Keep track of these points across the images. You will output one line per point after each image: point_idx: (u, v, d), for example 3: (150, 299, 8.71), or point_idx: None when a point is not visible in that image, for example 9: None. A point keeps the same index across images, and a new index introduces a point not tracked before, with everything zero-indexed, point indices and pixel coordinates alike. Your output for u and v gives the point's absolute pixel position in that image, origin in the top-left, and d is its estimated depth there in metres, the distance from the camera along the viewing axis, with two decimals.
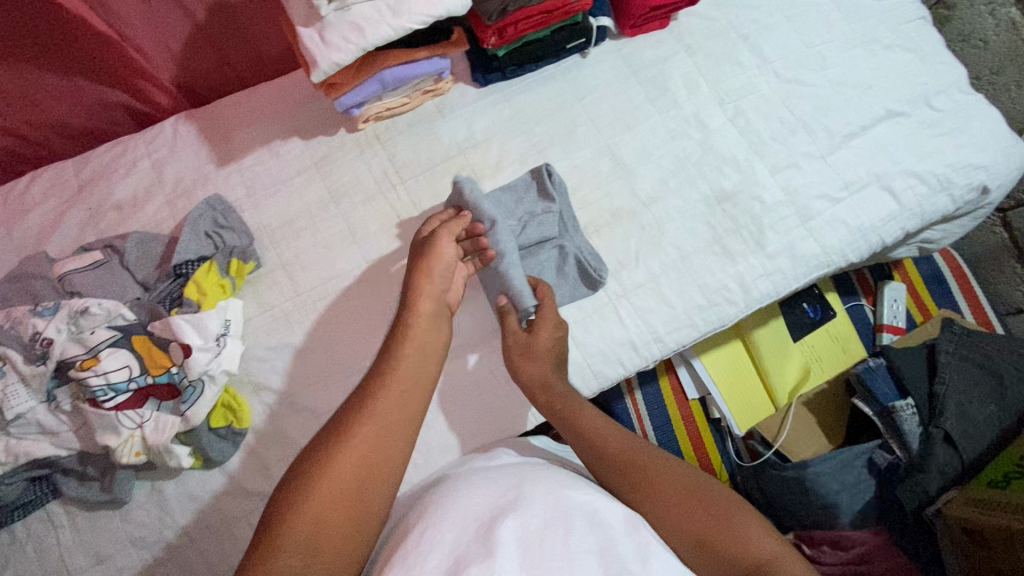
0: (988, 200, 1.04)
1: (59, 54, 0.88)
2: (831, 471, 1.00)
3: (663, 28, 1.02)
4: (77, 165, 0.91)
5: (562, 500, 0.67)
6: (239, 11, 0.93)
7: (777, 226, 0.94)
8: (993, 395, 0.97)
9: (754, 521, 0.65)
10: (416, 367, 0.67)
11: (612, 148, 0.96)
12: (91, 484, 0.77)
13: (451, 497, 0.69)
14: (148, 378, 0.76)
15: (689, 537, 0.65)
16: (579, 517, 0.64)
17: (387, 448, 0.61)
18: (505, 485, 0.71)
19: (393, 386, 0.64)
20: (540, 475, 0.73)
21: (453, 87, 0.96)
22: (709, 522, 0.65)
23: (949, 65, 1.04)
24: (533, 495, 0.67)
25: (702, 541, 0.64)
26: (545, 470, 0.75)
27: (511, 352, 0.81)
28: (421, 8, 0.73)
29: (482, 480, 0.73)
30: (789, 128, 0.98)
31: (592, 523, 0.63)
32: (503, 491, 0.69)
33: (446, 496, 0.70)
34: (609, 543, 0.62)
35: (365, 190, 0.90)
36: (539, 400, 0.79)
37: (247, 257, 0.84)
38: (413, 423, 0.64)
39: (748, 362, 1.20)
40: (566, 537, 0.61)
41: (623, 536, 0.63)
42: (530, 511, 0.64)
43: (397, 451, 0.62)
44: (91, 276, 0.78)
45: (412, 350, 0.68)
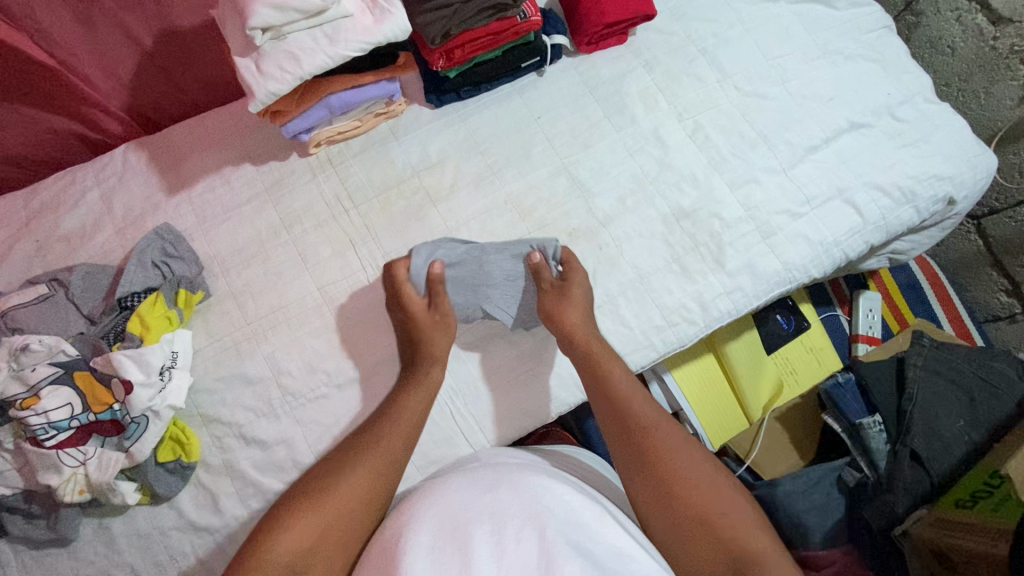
0: (954, 212, 1.03)
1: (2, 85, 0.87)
2: (800, 489, 0.98)
3: (621, 43, 1.01)
4: (27, 197, 0.90)
5: (537, 497, 0.69)
6: (187, 37, 0.92)
7: (737, 243, 0.92)
8: (963, 411, 0.96)
9: (750, 517, 0.71)
10: (408, 422, 0.76)
11: (569, 167, 0.94)
12: (38, 523, 0.76)
13: (441, 503, 0.69)
14: (90, 416, 0.75)
15: (690, 513, 0.71)
16: (554, 517, 0.67)
17: (373, 491, 0.72)
18: (482, 486, 0.71)
19: (396, 426, 0.75)
20: (515, 472, 0.73)
21: (406, 109, 0.95)
22: (710, 502, 0.71)
23: (913, 75, 1.02)
24: (511, 494, 0.69)
25: (703, 517, 0.70)
26: (521, 467, 0.75)
27: (545, 296, 0.83)
28: (357, 36, 0.75)
29: (464, 479, 0.73)
30: (749, 143, 0.97)
31: (567, 523, 0.66)
32: (483, 490, 0.70)
33: (431, 497, 0.71)
34: (585, 540, 0.65)
35: (316, 216, 0.89)
36: (576, 347, 0.81)
37: (194, 287, 0.83)
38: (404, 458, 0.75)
39: (721, 376, 1.18)
40: (540, 539, 0.64)
41: (598, 534, 0.67)
42: (506, 514, 0.67)
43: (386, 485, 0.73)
44: (35, 312, 0.78)
45: (417, 394, 0.77)
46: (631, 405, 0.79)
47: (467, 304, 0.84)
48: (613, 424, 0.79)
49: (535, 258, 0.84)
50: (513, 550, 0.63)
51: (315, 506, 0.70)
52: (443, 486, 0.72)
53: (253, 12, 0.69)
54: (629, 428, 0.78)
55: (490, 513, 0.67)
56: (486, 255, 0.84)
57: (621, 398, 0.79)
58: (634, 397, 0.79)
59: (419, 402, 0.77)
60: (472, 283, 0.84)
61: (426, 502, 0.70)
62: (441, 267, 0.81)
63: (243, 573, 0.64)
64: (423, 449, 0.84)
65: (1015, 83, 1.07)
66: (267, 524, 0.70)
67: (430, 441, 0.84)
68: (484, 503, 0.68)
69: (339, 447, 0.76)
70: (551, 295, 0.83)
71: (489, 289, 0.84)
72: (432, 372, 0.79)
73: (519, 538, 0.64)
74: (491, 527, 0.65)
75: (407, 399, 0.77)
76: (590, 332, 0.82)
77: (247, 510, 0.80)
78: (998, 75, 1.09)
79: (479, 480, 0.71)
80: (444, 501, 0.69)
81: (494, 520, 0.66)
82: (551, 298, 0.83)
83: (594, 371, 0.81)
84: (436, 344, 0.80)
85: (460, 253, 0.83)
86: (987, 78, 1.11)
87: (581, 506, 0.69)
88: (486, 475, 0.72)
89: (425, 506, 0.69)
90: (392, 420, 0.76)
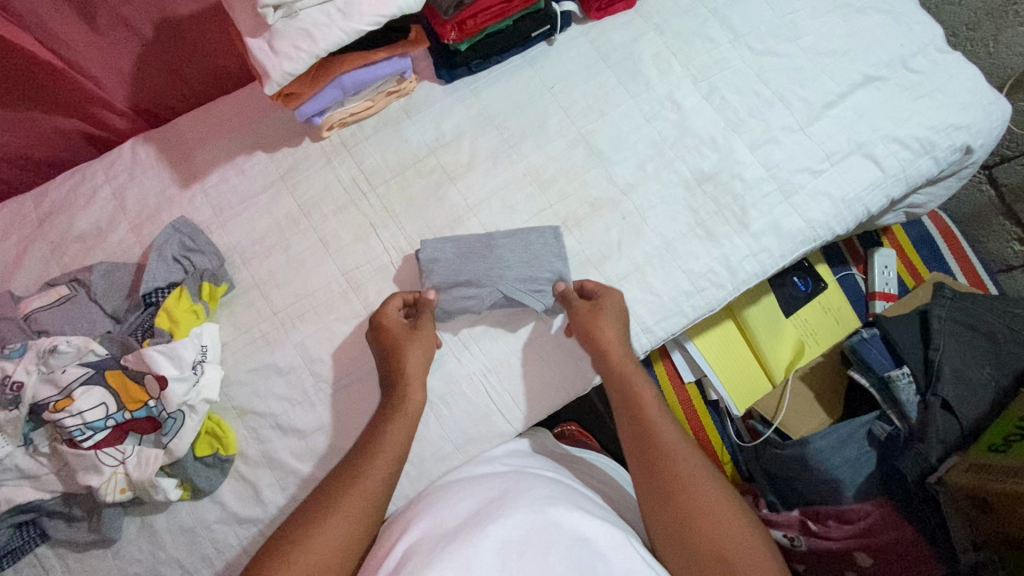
0: (971, 160, 1.02)
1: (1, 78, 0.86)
2: (832, 446, 0.99)
3: (630, 8, 0.99)
4: (36, 199, 0.89)
5: (544, 511, 0.67)
6: (187, 26, 0.90)
7: (760, 204, 0.92)
8: (989, 357, 0.97)
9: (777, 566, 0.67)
10: (392, 451, 0.73)
11: (586, 137, 0.93)
12: (80, 524, 0.75)
13: (453, 514, 0.69)
14: (126, 414, 0.74)
15: (710, 555, 0.67)
16: (561, 532, 0.64)
17: (359, 529, 0.69)
18: (491, 495, 0.71)
19: (380, 459, 0.72)
20: (529, 482, 0.74)
21: (417, 86, 0.93)
22: (734, 544, 0.67)
23: (925, 25, 1.01)
24: (517, 504, 0.68)
25: (724, 559, 0.66)
26: (532, 482, 0.73)
27: (579, 314, 0.80)
28: (372, 8, 0.73)
29: (473, 490, 0.73)
30: (765, 102, 0.95)
31: (574, 538, 0.64)
32: (489, 500, 0.70)
33: (441, 510, 0.70)
34: (589, 558, 0.62)
35: (335, 201, 0.87)
36: (607, 368, 0.78)
37: (218, 279, 0.82)
38: (387, 491, 0.71)
39: (742, 341, 1.18)
40: (546, 554, 0.61)
41: (606, 552, 0.64)
42: (511, 521, 0.65)
43: (369, 525, 0.70)
44: (58, 313, 0.77)
45: (398, 425, 0.74)
46: (658, 431, 0.75)
47: (479, 290, 0.82)
48: (636, 446, 0.75)
49: (563, 288, 0.84)
50: (514, 558, 0.60)
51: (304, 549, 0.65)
52: (455, 496, 0.72)
53: None
54: (651, 451, 0.73)
55: (497, 518, 0.65)
56: (494, 238, 0.86)
57: (646, 421, 0.75)
58: (662, 426, 0.75)
59: (401, 433, 0.74)
60: (482, 266, 0.83)
61: (434, 515, 0.69)
62: (433, 293, 0.82)
63: None
64: (461, 428, 0.84)
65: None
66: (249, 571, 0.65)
67: (467, 420, 0.84)
68: (486, 510, 0.67)
69: (318, 489, 0.71)
70: (585, 314, 0.80)
71: (502, 271, 0.83)
72: (412, 397, 0.76)
73: (523, 552, 0.61)
74: (495, 529, 0.63)
75: (392, 429, 0.74)
76: (623, 350, 0.79)
77: (289, 498, 0.79)
78: (1007, 22, 1.08)
79: (490, 489, 0.72)
80: (459, 511, 0.69)
81: (500, 526, 0.64)
82: (585, 315, 0.80)
83: (622, 390, 0.78)
84: (411, 366, 0.76)
85: (469, 245, 0.84)
86: (996, 25, 1.10)
87: (592, 520, 0.67)
88: (500, 484, 0.73)
89: (438, 518, 0.68)
90: (374, 451, 0.72)
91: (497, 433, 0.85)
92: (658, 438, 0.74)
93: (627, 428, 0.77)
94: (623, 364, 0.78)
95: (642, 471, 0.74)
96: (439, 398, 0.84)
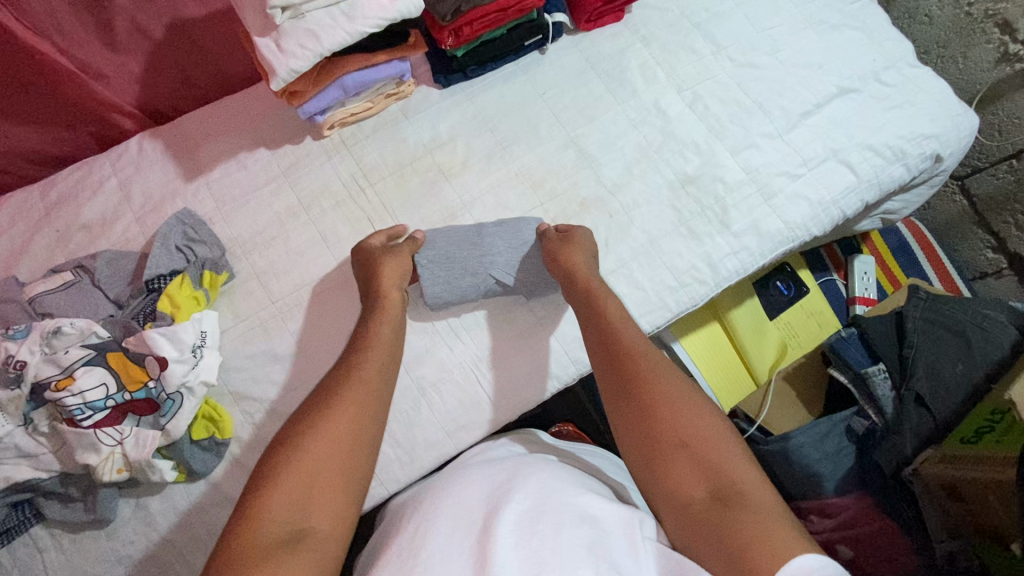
0: (942, 168, 1.08)
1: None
2: (811, 441, 1.01)
3: (618, 21, 1.05)
4: (43, 190, 0.92)
5: (552, 492, 0.68)
6: (195, 29, 0.95)
7: (741, 205, 0.96)
8: (962, 354, 1.01)
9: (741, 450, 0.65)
10: (381, 348, 0.74)
11: (576, 140, 0.97)
12: (75, 505, 0.77)
13: (466, 492, 0.71)
14: (126, 395, 0.76)
15: (670, 439, 0.66)
16: (569, 511, 0.65)
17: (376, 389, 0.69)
18: (502, 478, 0.72)
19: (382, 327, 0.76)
20: (534, 467, 0.75)
21: (415, 90, 0.98)
22: (695, 427, 0.66)
23: (895, 41, 1.07)
24: (524, 487, 0.69)
25: (685, 445, 0.65)
26: (539, 465, 0.75)
27: (548, 248, 0.85)
28: (374, 12, 0.78)
29: (484, 471, 0.76)
30: (746, 110, 1.01)
31: (582, 517, 0.65)
32: (499, 484, 0.71)
33: (450, 489, 0.72)
34: (599, 536, 0.63)
35: (334, 195, 0.91)
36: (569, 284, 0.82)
37: (219, 268, 0.85)
38: (388, 360, 0.73)
39: (727, 342, 1.22)
40: (557, 532, 0.62)
41: (615, 532, 0.65)
42: (520, 502, 0.66)
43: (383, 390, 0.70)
44: (63, 297, 0.79)
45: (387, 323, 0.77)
46: (620, 332, 0.76)
47: (473, 280, 0.86)
48: (599, 346, 0.76)
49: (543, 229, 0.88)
50: (527, 533, 0.62)
51: (317, 439, 0.62)
52: (467, 477, 0.74)
53: None
54: (613, 352, 0.74)
55: (506, 501, 0.66)
56: (485, 228, 0.89)
57: (608, 321, 0.77)
58: (623, 324, 0.77)
59: (387, 338, 0.76)
60: (476, 258, 0.87)
61: (444, 495, 0.71)
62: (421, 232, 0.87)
63: (234, 538, 0.55)
64: (452, 415, 0.86)
65: (991, 46, 1.11)
66: (255, 478, 0.61)
67: (458, 408, 0.87)
68: (497, 493, 0.69)
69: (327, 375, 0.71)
70: (554, 248, 0.85)
71: (492, 257, 0.87)
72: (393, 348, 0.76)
73: (532, 532, 0.62)
74: (507, 510, 0.64)
75: (380, 322, 0.77)
76: (590, 269, 0.83)
77: None
78: (974, 39, 1.13)
79: (501, 473, 0.74)
80: (468, 490, 0.71)
81: (509, 507, 0.65)
82: (556, 245, 0.85)
83: (587, 297, 0.80)
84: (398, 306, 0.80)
85: (460, 237, 0.88)
86: (965, 42, 1.15)
87: (596, 501, 0.67)
88: (506, 469, 0.74)
89: (448, 495, 0.71)
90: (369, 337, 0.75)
91: (487, 421, 0.88)
92: (617, 336, 0.75)
93: (590, 336, 0.78)
94: (589, 283, 0.81)
95: (604, 376, 0.75)
96: (432, 386, 0.86)
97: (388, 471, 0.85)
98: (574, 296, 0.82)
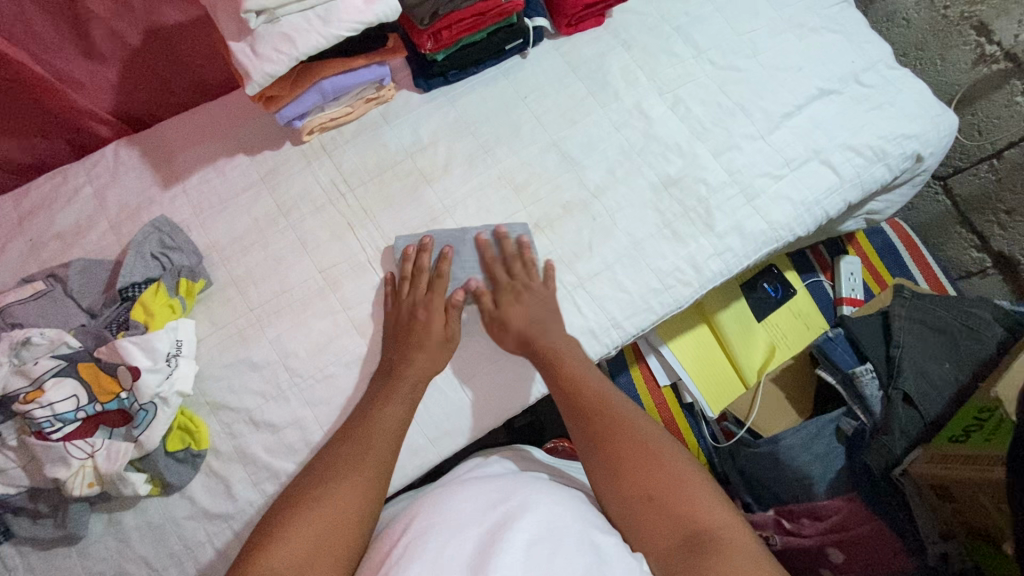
0: (924, 168, 1.08)
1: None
2: (802, 443, 1.01)
3: (599, 25, 1.05)
4: (16, 199, 0.90)
5: (551, 515, 0.67)
6: (174, 36, 0.93)
7: (724, 207, 0.96)
8: (948, 353, 1.01)
9: (706, 494, 0.69)
10: (401, 396, 0.78)
11: (558, 143, 0.97)
12: (45, 522, 0.74)
13: (458, 510, 0.69)
14: (97, 406, 0.74)
15: (637, 493, 0.69)
16: (569, 538, 0.64)
17: (390, 441, 0.75)
18: (498, 495, 0.71)
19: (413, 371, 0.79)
20: (531, 485, 0.74)
21: (396, 95, 0.97)
22: (659, 478, 0.69)
23: (874, 44, 1.08)
24: (524, 507, 0.68)
25: (651, 498, 0.69)
26: (536, 483, 0.75)
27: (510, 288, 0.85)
28: (350, 15, 0.77)
29: (477, 487, 0.74)
30: (727, 112, 1.01)
31: (581, 543, 0.64)
32: (496, 500, 0.70)
33: (441, 507, 0.70)
34: (598, 563, 0.62)
35: (313, 201, 0.90)
36: (525, 338, 0.82)
37: (196, 276, 0.83)
38: (406, 403, 0.78)
39: (715, 345, 1.21)
40: (555, 558, 0.61)
41: (614, 560, 0.64)
42: (518, 525, 0.65)
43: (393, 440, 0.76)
44: (33, 307, 0.77)
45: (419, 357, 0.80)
46: (579, 389, 0.78)
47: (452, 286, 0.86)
48: (561, 405, 0.79)
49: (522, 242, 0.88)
50: (520, 558, 0.61)
51: (330, 494, 0.69)
52: (459, 495, 0.72)
53: None
54: (575, 411, 0.77)
55: (504, 522, 0.65)
56: (468, 233, 0.89)
57: (566, 377, 0.79)
58: (582, 378, 0.79)
59: (416, 374, 0.79)
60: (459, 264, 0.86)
61: (434, 513, 0.69)
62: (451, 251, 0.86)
63: None
64: (435, 422, 0.85)
65: (968, 48, 1.12)
66: (259, 535, 0.68)
67: (441, 414, 0.85)
68: (495, 513, 0.67)
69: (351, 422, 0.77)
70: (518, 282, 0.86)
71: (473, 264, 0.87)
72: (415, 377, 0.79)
73: (530, 556, 0.61)
74: (506, 531, 0.63)
75: (417, 363, 0.80)
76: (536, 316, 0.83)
77: (260, 494, 0.79)
78: (952, 41, 1.14)
79: (496, 489, 0.73)
80: (462, 509, 0.69)
81: (508, 529, 0.64)
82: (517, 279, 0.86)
83: (541, 353, 0.81)
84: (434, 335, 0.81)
85: (442, 241, 0.88)
86: (942, 45, 1.16)
87: (593, 528, 0.67)
88: (503, 486, 0.74)
89: (439, 513, 0.68)
90: (389, 379, 0.79)
91: (470, 428, 0.86)
92: (578, 394, 0.77)
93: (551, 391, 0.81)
94: (547, 332, 0.82)
95: (568, 433, 0.78)
96: None
97: None
98: (531, 350, 0.82)
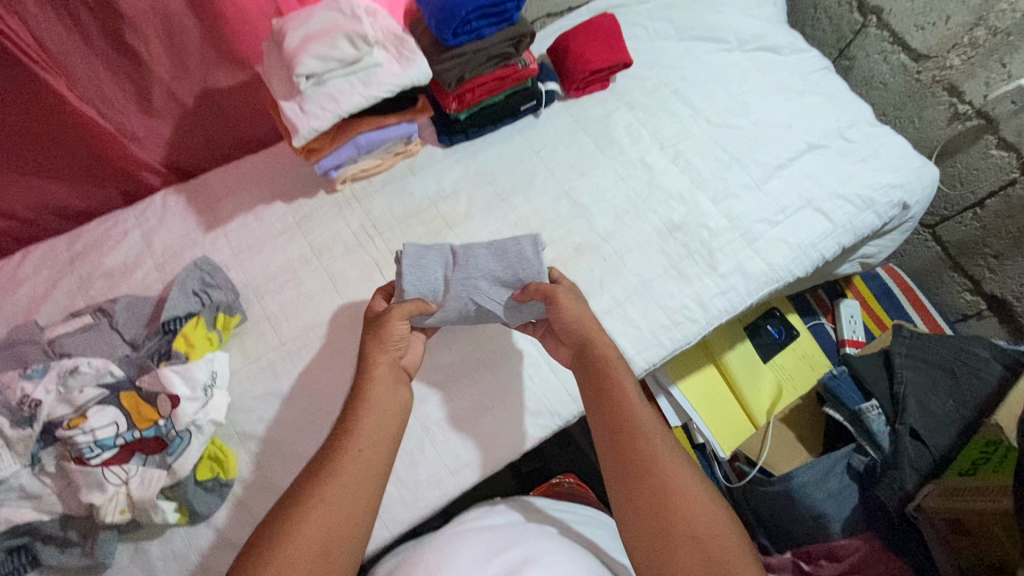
0: (910, 216, 1.16)
1: (30, 135, 0.91)
2: (814, 480, 1.02)
3: (604, 89, 1.16)
4: (68, 242, 0.97)
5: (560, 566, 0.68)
6: (225, 99, 1.04)
7: (725, 249, 1.03)
8: (950, 391, 1.04)
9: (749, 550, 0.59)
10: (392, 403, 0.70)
11: (569, 192, 1.05)
12: (73, 550, 0.76)
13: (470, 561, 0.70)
14: (135, 433, 0.77)
15: (679, 532, 0.59)
16: None
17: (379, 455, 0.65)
18: (508, 547, 0.73)
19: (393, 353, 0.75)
20: (541, 537, 0.75)
21: (421, 149, 1.07)
22: (705, 519, 0.60)
23: (855, 104, 1.18)
24: (533, 559, 0.69)
25: (696, 539, 0.59)
26: (546, 535, 0.76)
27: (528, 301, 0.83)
28: (389, 80, 0.88)
29: (488, 538, 0.75)
30: (725, 165, 1.10)
31: None
32: (506, 552, 0.71)
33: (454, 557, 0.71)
34: None
35: (344, 242, 0.97)
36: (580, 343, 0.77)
37: (233, 311, 0.89)
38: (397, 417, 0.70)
39: (723, 386, 1.25)
40: None
41: None
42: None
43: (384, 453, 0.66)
44: (81, 339, 0.83)
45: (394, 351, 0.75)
46: (632, 406, 0.68)
47: (456, 305, 0.86)
48: (606, 420, 0.69)
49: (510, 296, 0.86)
50: None
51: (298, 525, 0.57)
52: (469, 546, 0.73)
53: (299, 61, 0.83)
54: (623, 427, 0.67)
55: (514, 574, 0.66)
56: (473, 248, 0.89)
57: (619, 390, 0.70)
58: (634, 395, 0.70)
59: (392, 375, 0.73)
60: (461, 283, 0.86)
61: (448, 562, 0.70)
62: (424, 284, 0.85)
63: None
64: (456, 453, 0.88)
65: (942, 108, 1.23)
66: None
67: (461, 445, 0.88)
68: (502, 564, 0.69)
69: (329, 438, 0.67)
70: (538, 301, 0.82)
71: (477, 279, 0.86)
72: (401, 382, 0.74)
73: None
74: None
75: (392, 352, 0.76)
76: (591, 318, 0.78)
77: None
78: (927, 102, 1.25)
79: (505, 541, 0.74)
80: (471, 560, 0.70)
81: None
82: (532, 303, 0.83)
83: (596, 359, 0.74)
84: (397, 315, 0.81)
85: None
86: (918, 105, 1.27)
87: None
88: (507, 534, 0.76)
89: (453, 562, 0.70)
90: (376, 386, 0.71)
91: (489, 461, 0.88)
92: (629, 411, 0.68)
93: (595, 402, 0.71)
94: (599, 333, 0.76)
95: (610, 451, 0.67)
96: (436, 425, 0.88)
97: (392, 512, 0.85)
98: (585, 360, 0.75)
